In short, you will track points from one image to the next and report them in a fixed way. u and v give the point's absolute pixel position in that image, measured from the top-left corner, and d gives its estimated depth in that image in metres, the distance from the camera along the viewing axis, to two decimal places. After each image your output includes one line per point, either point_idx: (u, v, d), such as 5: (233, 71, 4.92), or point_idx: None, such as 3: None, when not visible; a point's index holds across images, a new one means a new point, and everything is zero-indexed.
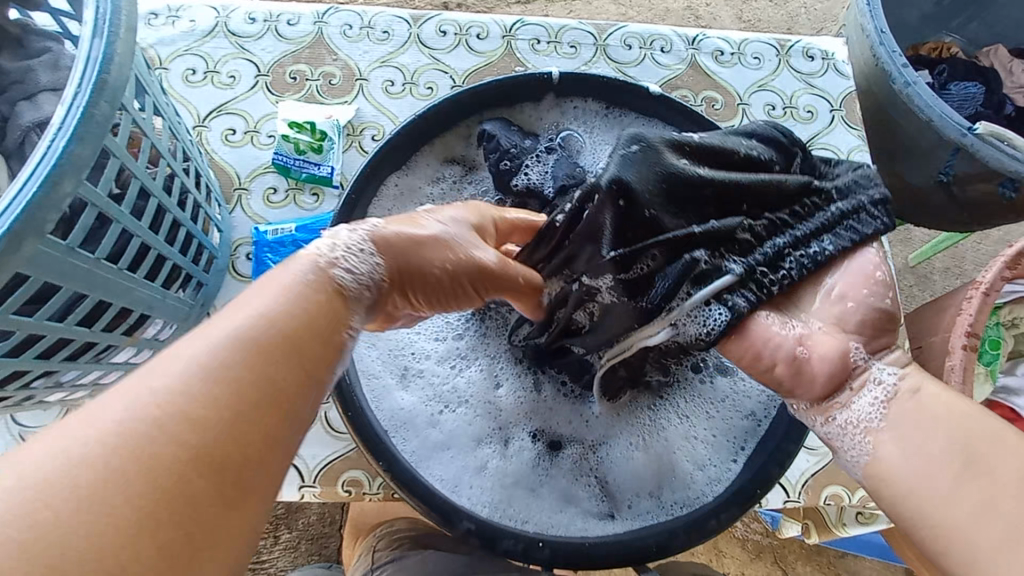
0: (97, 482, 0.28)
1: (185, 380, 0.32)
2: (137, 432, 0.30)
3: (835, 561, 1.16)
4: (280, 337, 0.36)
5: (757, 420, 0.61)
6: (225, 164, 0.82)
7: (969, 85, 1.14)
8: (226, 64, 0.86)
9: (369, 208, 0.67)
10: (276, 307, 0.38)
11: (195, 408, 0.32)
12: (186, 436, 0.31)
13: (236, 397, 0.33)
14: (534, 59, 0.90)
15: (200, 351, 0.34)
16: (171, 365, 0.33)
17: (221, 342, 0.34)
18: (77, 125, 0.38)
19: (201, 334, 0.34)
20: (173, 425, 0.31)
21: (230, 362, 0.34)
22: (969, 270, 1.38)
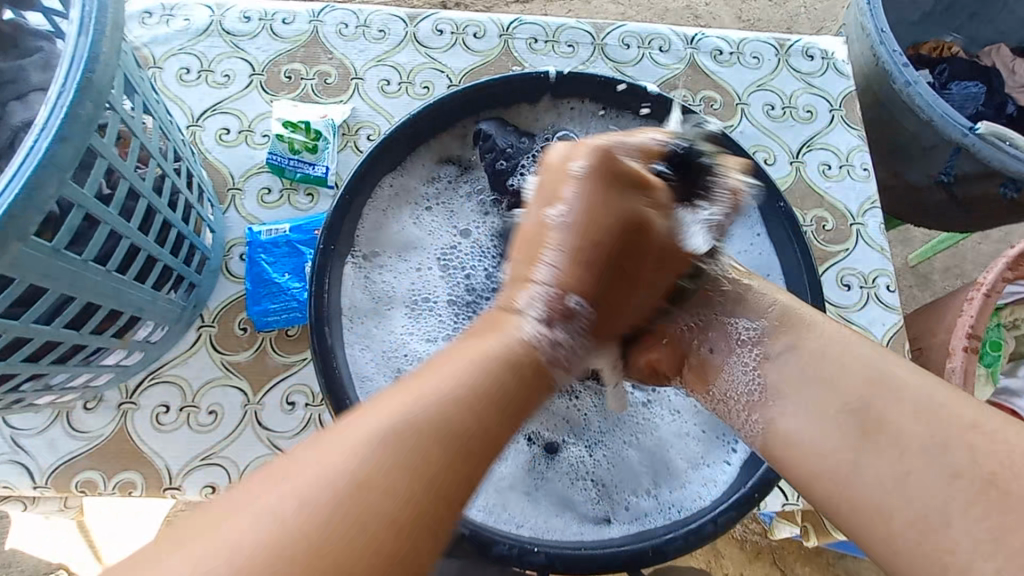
0: (311, 543, 0.30)
1: (383, 447, 0.34)
2: (341, 503, 0.32)
3: (833, 563, 1.15)
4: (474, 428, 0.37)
5: None
6: (219, 164, 0.81)
7: (970, 85, 1.13)
8: (221, 63, 0.86)
9: (363, 209, 0.66)
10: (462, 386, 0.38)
11: (388, 491, 0.33)
12: (382, 517, 0.32)
13: (429, 474, 0.34)
14: (531, 58, 0.89)
15: (391, 418, 0.35)
16: (365, 427, 0.35)
17: (423, 409, 0.36)
18: (61, 125, 0.37)
19: (394, 401, 0.36)
20: (379, 491, 0.33)
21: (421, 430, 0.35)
22: (970, 270, 1.37)
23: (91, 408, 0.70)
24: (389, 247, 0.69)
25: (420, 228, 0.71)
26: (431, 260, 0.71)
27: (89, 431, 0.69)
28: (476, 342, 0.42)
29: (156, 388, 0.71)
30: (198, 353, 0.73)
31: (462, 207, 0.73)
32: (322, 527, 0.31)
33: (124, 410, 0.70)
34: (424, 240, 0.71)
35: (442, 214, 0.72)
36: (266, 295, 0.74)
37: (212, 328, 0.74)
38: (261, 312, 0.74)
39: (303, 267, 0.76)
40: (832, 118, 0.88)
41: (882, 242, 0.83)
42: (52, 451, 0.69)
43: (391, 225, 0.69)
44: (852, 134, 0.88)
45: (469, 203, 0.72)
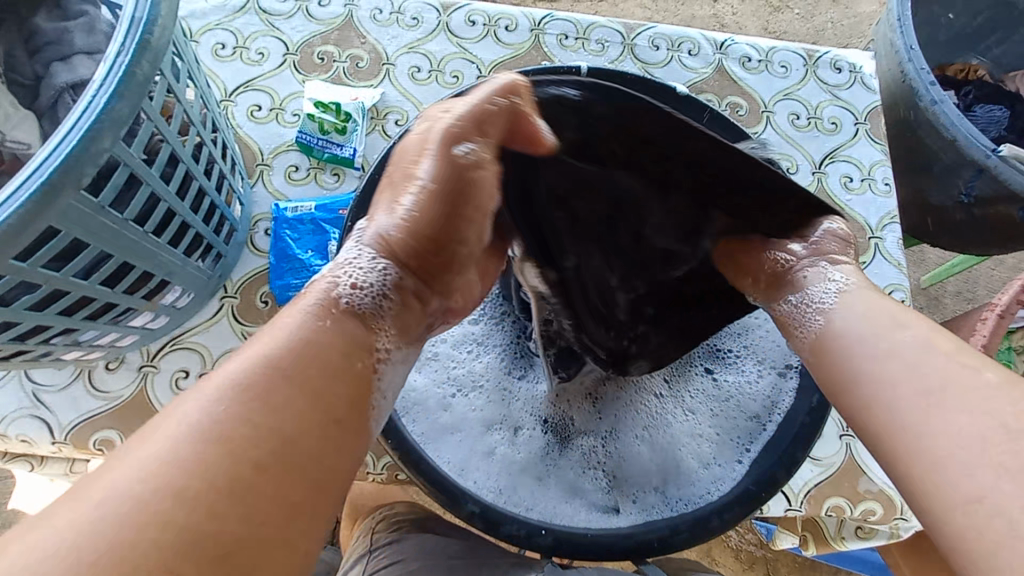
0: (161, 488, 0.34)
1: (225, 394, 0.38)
2: (201, 453, 0.36)
3: None
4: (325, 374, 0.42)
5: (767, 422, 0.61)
6: (249, 140, 0.82)
7: (994, 108, 1.13)
8: (256, 41, 0.87)
9: None
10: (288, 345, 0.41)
11: (261, 422, 0.38)
12: (256, 460, 0.37)
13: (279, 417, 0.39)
14: (561, 54, 0.90)
15: (234, 367, 0.40)
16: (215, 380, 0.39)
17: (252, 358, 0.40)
18: (118, 83, 0.38)
19: (246, 357, 0.40)
20: (228, 435, 0.37)
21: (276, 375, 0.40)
22: (982, 294, 1.37)
23: (112, 368, 0.72)
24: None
25: None
26: None
27: (109, 391, 0.71)
28: (326, 307, 0.45)
29: (176, 353, 0.73)
30: (219, 323, 0.74)
31: None
32: (208, 482, 0.35)
33: (144, 372, 0.72)
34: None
35: None
36: (288, 270, 0.76)
37: (234, 299, 0.75)
38: (283, 287, 0.75)
39: (326, 246, 0.77)
40: (856, 131, 0.89)
41: (899, 257, 0.83)
42: (72, 408, 0.70)
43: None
44: (876, 148, 0.88)
45: None
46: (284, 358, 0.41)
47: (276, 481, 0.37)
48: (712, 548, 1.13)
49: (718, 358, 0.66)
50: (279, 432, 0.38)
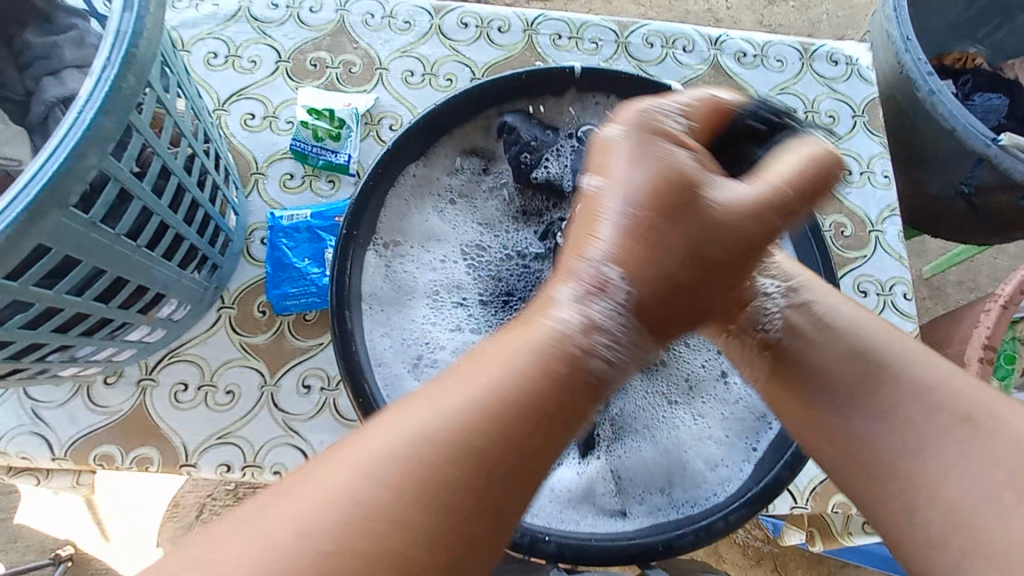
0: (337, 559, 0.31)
1: (393, 438, 0.35)
2: (382, 497, 0.33)
3: (835, 571, 1.15)
4: (534, 403, 0.38)
5: (770, 422, 0.60)
6: (243, 148, 0.82)
7: (993, 97, 1.12)
8: (248, 49, 0.87)
9: (386, 197, 0.66)
10: (497, 386, 0.38)
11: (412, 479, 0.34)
12: (412, 514, 0.33)
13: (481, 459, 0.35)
14: (555, 54, 0.89)
15: (455, 404, 0.37)
16: (401, 420, 0.36)
17: (474, 398, 0.37)
18: (105, 98, 0.38)
19: (454, 390, 0.37)
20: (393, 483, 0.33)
21: (466, 428, 0.36)
22: (985, 283, 1.36)
23: (111, 383, 0.71)
24: (410, 238, 0.69)
25: (442, 221, 0.72)
26: (452, 253, 0.71)
27: (109, 405, 0.71)
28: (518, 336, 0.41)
29: (175, 366, 0.72)
30: (216, 334, 0.74)
31: (483, 201, 0.74)
32: (343, 534, 0.31)
33: (143, 385, 0.71)
34: (448, 235, 0.72)
35: (463, 208, 0.73)
36: (285, 279, 0.75)
37: (231, 309, 0.75)
38: (281, 295, 0.75)
39: (322, 253, 0.76)
40: (854, 124, 0.88)
41: (900, 251, 0.83)
42: (72, 423, 0.70)
43: (413, 216, 0.69)
44: (875, 141, 0.88)
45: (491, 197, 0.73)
46: (490, 419, 0.36)
47: (399, 536, 0.32)
48: (719, 544, 1.12)
49: (726, 358, 0.65)
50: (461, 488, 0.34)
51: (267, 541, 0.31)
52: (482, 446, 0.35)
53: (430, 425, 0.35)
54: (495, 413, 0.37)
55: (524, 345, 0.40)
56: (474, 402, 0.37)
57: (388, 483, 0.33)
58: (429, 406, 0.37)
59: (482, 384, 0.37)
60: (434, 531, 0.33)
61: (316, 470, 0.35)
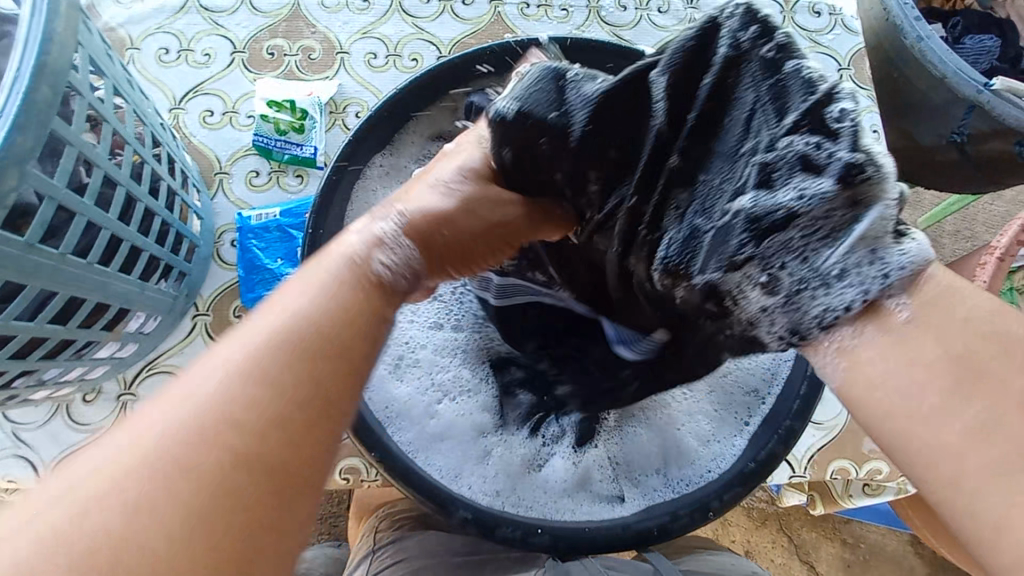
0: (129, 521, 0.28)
1: (182, 413, 0.31)
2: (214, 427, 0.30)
3: (840, 527, 1.16)
4: (289, 342, 0.34)
5: (764, 397, 0.58)
6: (204, 148, 0.78)
7: (985, 39, 1.08)
8: (201, 42, 0.82)
9: (351, 192, 0.64)
10: (274, 334, 0.34)
11: (226, 449, 0.30)
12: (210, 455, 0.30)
13: (230, 431, 0.31)
14: (524, 25, 0.85)
15: (207, 380, 0.32)
16: (175, 396, 0.31)
17: (233, 369, 0.32)
18: (18, 112, 0.35)
19: (181, 389, 0.32)
20: (203, 456, 0.30)
21: (258, 383, 0.32)
22: (981, 232, 1.34)
23: (89, 400, 0.70)
24: None
25: None
26: None
27: (89, 423, 0.69)
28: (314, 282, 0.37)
29: (154, 378, 0.71)
30: (193, 342, 0.72)
31: None
32: (182, 495, 0.29)
33: (122, 401, 0.70)
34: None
35: None
36: (259, 281, 0.73)
37: (206, 316, 0.73)
38: (257, 299, 0.72)
39: (295, 251, 0.74)
40: (839, 78, 0.84)
41: None
42: (55, 444, 0.69)
43: None
44: (861, 94, 0.84)
45: None
46: (280, 371, 0.33)
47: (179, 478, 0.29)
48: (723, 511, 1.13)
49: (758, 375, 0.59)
50: (228, 436, 0.30)
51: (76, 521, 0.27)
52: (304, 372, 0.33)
53: (218, 406, 0.31)
54: (297, 341, 0.34)
55: (328, 272, 0.38)
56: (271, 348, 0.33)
57: (170, 467, 0.29)
58: (273, 369, 0.33)
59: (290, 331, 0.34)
60: (266, 456, 0.31)
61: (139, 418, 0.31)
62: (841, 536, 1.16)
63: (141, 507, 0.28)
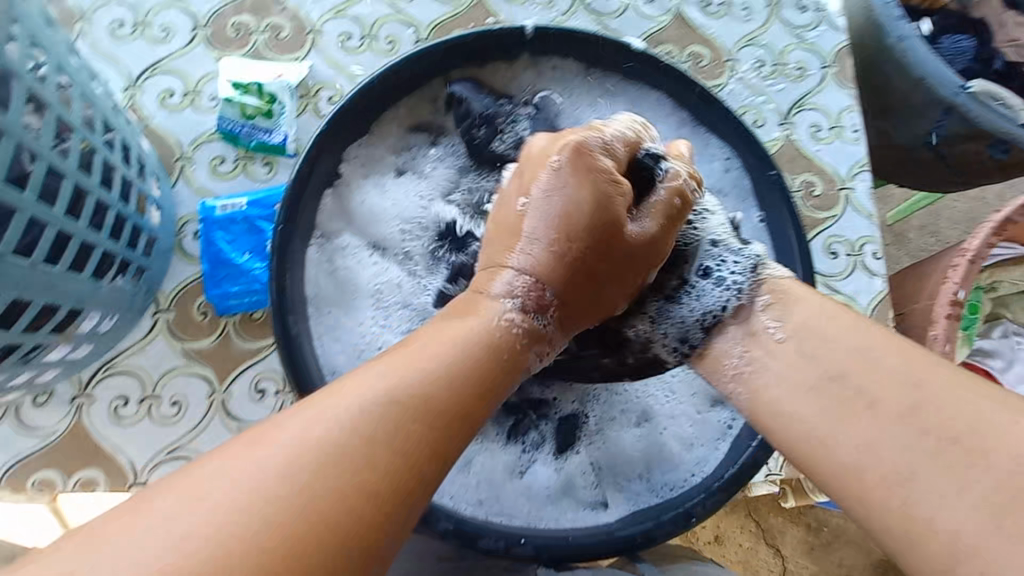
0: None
1: (239, 493, 0.30)
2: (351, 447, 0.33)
3: (805, 512, 1.20)
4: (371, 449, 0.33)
5: None
6: (164, 132, 0.73)
7: (959, 40, 1.09)
8: (159, 15, 0.76)
9: (322, 188, 0.60)
10: (356, 436, 0.34)
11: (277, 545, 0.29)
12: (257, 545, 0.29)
13: (287, 520, 0.30)
14: (507, 10, 0.82)
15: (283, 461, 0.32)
16: (230, 474, 0.31)
17: (305, 457, 0.32)
18: None
19: (245, 459, 0.32)
20: (256, 545, 0.29)
21: (343, 485, 0.32)
22: (944, 228, 1.38)
23: (41, 403, 0.65)
24: (356, 224, 0.63)
25: (390, 198, 0.64)
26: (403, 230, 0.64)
27: (41, 427, 0.65)
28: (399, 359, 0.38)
29: (112, 379, 0.66)
30: (155, 341, 0.68)
31: (433, 172, 0.65)
32: (255, 571, 0.28)
33: (78, 404, 0.66)
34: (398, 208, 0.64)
35: (411, 180, 0.65)
36: (225, 276, 0.69)
37: (169, 313, 0.69)
38: (223, 295, 0.69)
39: (264, 245, 0.70)
40: (823, 76, 0.84)
41: (870, 208, 0.80)
42: (3, 450, 0.64)
43: (357, 201, 0.63)
44: (844, 93, 0.84)
45: (441, 166, 0.65)
46: (352, 478, 0.32)
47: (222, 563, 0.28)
48: None
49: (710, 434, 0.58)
50: (281, 523, 0.30)
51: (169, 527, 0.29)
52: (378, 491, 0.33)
53: (276, 491, 0.31)
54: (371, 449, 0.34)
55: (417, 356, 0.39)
56: (398, 387, 0.36)
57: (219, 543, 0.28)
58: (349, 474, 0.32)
59: (416, 372, 0.37)
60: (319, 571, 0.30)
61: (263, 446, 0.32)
62: (806, 521, 1.19)
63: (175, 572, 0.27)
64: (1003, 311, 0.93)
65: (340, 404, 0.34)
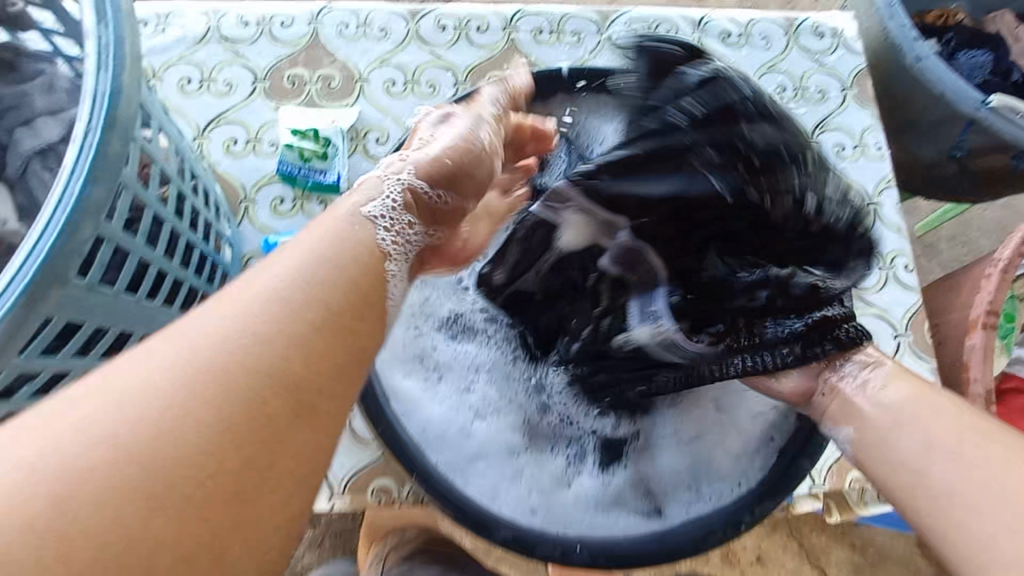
0: (110, 455, 0.32)
1: (161, 378, 0.35)
2: (239, 352, 0.37)
3: (849, 530, 1.11)
4: (269, 354, 0.37)
5: (791, 416, 0.60)
6: (228, 176, 0.80)
7: (978, 54, 1.11)
8: (223, 71, 0.85)
9: None
10: (267, 312, 0.39)
11: (183, 424, 0.34)
12: (196, 401, 0.35)
13: (183, 411, 0.34)
14: (538, 51, 0.88)
15: (220, 318, 0.38)
16: (143, 376, 0.35)
17: (223, 320, 0.38)
18: (92, 165, 0.38)
19: (165, 353, 0.36)
20: (162, 420, 0.34)
21: (243, 343, 0.37)
22: (978, 239, 1.29)
23: None
24: None
25: None
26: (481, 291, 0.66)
27: None
28: (319, 230, 0.45)
29: None
30: None
31: None
32: (184, 436, 0.34)
33: None
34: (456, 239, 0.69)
35: None
36: None
37: None
38: None
39: None
40: (844, 98, 0.87)
41: (897, 222, 0.82)
42: None
43: None
44: (865, 113, 0.87)
45: None
46: (262, 347, 0.38)
47: (131, 461, 0.32)
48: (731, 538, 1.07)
49: (752, 445, 0.60)
50: (170, 412, 0.34)
51: (82, 452, 0.32)
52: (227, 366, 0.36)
53: (201, 360, 0.36)
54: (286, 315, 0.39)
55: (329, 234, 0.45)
56: (291, 292, 0.40)
57: (149, 420, 0.34)
58: (206, 368, 0.36)
59: (311, 270, 0.42)
60: (224, 458, 0.35)
61: (126, 373, 0.35)
62: (850, 539, 1.10)
63: (102, 480, 0.31)
64: None
65: (191, 334, 0.37)
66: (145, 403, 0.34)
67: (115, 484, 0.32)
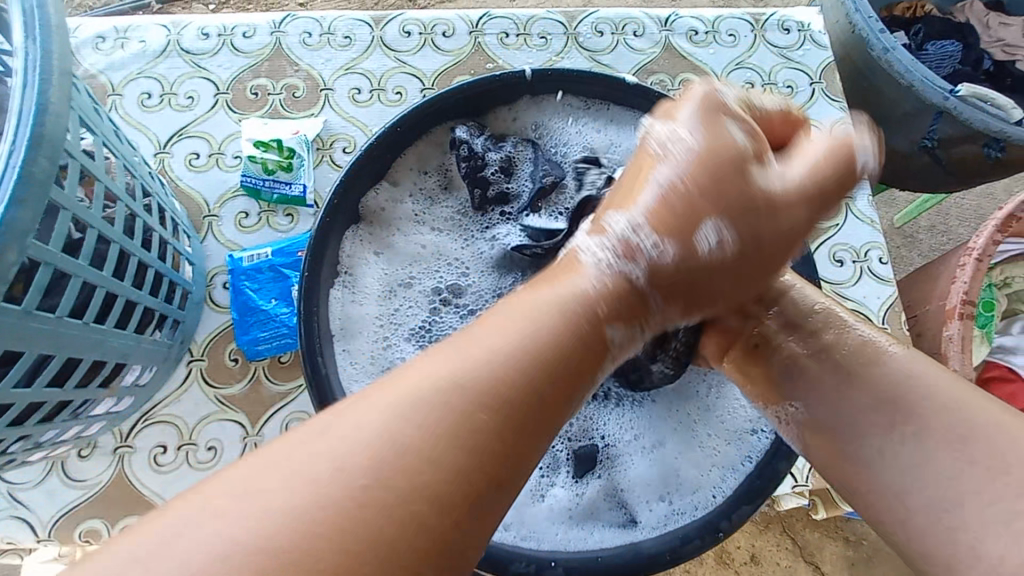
0: (278, 522, 0.30)
1: (298, 441, 0.33)
2: (335, 430, 0.33)
3: (841, 525, 1.10)
4: (522, 381, 0.37)
5: (762, 429, 0.59)
6: (191, 191, 0.78)
7: (946, 45, 1.11)
8: (183, 85, 0.83)
9: (339, 244, 0.63)
10: (517, 346, 0.37)
11: (421, 471, 0.32)
12: (432, 446, 0.33)
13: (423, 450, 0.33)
14: (504, 54, 0.87)
15: (430, 375, 0.36)
16: (289, 443, 0.33)
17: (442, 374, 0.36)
18: (16, 187, 0.36)
19: (397, 402, 0.34)
20: (391, 473, 0.32)
21: (501, 380, 0.36)
22: (956, 227, 1.29)
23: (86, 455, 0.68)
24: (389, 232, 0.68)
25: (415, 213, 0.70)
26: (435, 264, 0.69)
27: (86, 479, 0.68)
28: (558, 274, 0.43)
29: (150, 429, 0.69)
30: (190, 390, 0.71)
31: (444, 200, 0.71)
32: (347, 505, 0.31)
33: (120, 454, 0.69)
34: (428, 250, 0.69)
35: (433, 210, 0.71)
36: (254, 323, 0.72)
37: (202, 361, 0.72)
38: (252, 341, 0.72)
39: (289, 291, 0.73)
40: (813, 92, 0.87)
41: (871, 215, 0.82)
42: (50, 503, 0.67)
43: (383, 213, 0.67)
44: (835, 106, 0.87)
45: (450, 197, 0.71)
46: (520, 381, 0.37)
47: (325, 527, 0.30)
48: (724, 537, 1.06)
49: (726, 455, 0.59)
50: (348, 469, 0.32)
51: (229, 512, 0.30)
52: (500, 400, 0.36)
53: (450, 406, 0.35)
54: (540, 354, 0.38)
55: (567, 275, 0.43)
56: (529, 329, 0.39)
57: (331, 474, 0.31)
58: (457, 398, 0.35)
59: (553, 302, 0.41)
60: (441, 492, 0.33)
61: (263, 444, 0.33)
62: (843, 534, 1.10)
63: (300, 532, 0.29)
64: (1021, 306, 0.94)
65: (469, 365, 0.36)
66: (311, 465, 0.32)
67: (291, 556, 0.29)
